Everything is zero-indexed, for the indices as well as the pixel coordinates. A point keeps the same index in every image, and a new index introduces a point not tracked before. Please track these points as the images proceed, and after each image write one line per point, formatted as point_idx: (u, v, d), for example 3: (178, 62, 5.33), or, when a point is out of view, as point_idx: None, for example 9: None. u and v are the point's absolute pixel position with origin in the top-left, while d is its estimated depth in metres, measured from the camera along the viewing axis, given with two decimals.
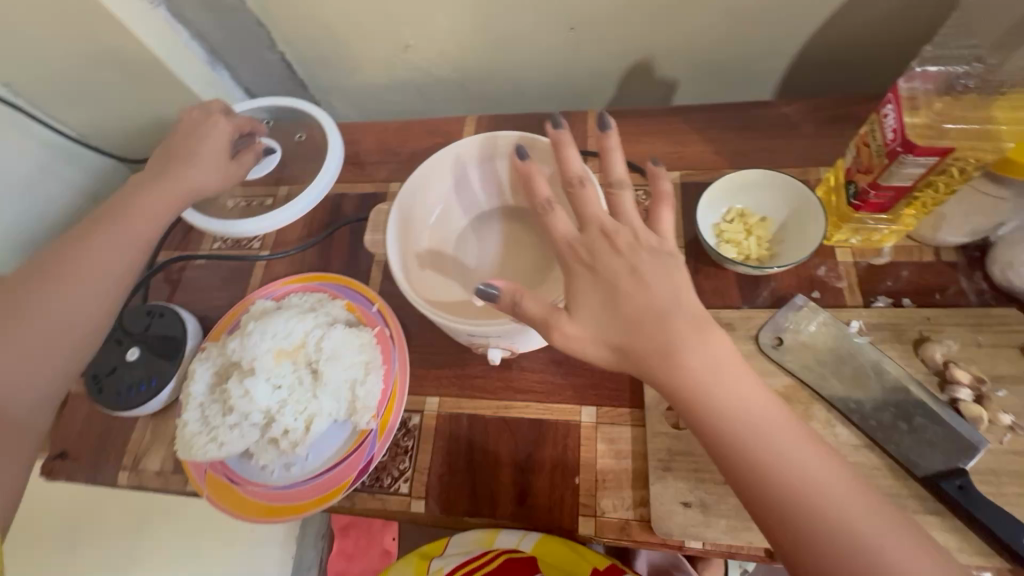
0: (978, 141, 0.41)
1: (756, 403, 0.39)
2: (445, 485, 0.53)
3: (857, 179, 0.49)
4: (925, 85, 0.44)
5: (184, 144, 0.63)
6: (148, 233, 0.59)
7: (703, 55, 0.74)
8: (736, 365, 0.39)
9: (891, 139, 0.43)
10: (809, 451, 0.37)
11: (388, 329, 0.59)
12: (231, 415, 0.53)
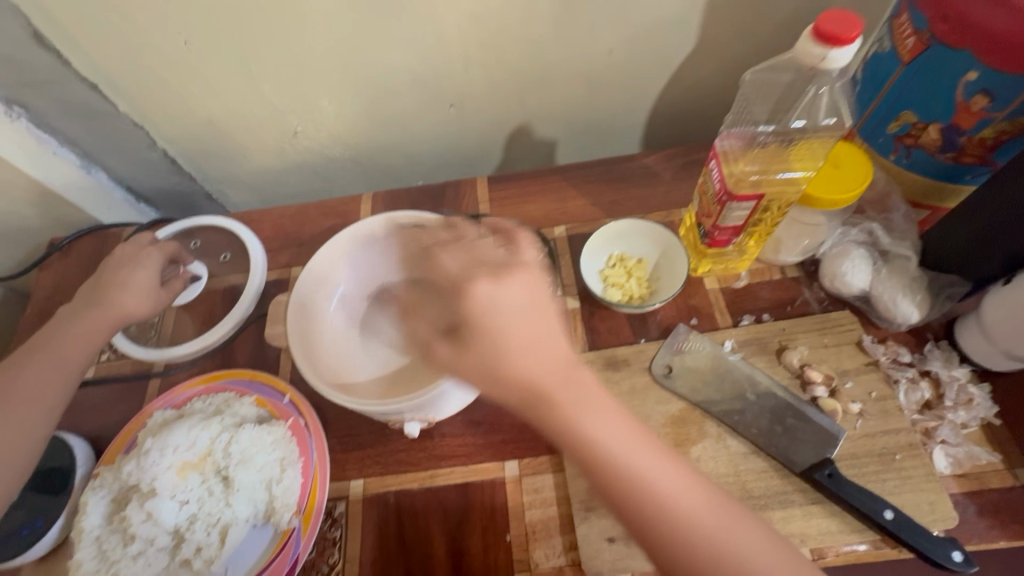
0: (784, 184, 0.50)
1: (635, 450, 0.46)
2: (378, 570, 0.52)
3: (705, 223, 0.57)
4: (736, 142, 0.53)
5: (111, 272, 0.60)
6: (72, 373, 0.55)
7: (574, 118, 0.83)
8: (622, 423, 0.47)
9: (719, 190, 0.51)
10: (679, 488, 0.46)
11: (302, 418, 0.58)
12: (133, 545, 0.49)
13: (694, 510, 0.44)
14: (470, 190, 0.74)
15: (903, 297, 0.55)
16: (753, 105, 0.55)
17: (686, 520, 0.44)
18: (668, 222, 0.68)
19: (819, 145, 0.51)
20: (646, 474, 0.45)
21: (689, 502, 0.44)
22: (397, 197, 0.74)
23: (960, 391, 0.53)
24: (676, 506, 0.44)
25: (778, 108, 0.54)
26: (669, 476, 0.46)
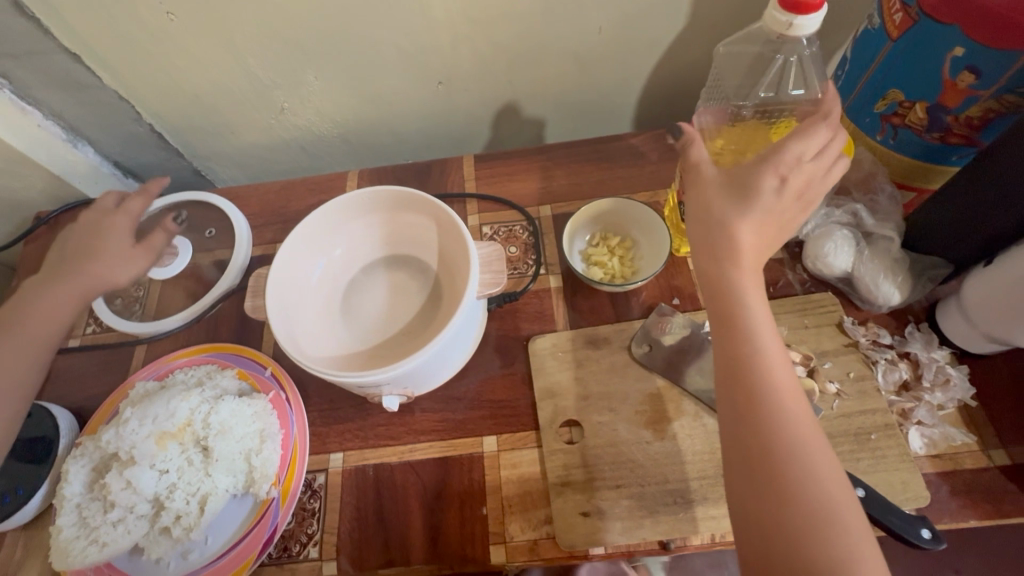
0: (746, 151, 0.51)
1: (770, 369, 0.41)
2: (355, 541, 0.53)
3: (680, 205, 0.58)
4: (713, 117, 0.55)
5: (82, 239, 0.60)
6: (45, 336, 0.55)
7: (564, 97, 0.82)
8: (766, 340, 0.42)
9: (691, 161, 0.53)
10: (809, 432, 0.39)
11: (284, 392, 0.58)
12: (113, 512, 0.50)
13: (800, 416, 0.39)
14: (456, 168, 0.73)
15: (884, 278, 0.55)
16: (725, 78, 0.57)
17: (781, 427, 0.39)
18: (654, 203, 0.68)
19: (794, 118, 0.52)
20: (753, 357, 0.41)
21: (800, 407, 0.40)
22: (383, 175, 0.74)
23: (938, 372, 0.53)
24: (771, 402, 0.40)
25: (743, 83, 0.55)
26: (782, 375, 0.41)
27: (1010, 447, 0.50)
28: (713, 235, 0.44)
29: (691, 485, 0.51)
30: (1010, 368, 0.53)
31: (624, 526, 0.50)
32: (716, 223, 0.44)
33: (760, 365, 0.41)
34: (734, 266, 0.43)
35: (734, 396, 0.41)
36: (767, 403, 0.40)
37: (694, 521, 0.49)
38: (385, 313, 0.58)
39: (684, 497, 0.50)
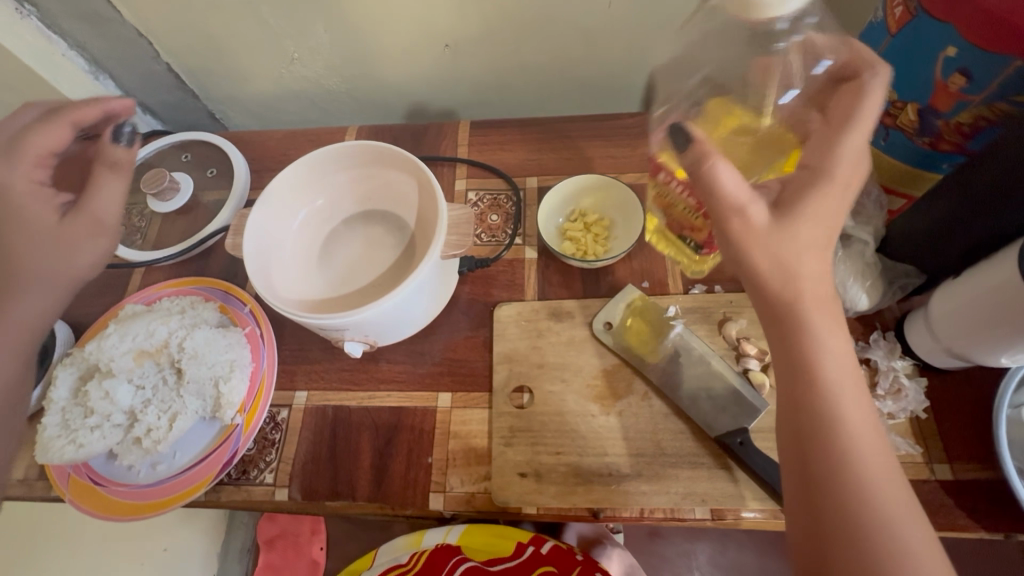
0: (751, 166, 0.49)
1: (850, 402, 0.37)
2: (308, 473, 0.56)
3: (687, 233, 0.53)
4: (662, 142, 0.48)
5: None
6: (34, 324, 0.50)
7: (570, 71, 0.81)
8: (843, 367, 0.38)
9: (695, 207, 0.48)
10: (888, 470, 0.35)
11: (258, 329, 0.62)
12: (91, 418, 0.54)
13: (881, 462, 0.35)
14: (451, 133, 0.74)
15: (853, 281, 0.54)
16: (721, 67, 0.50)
17: (866, 472, 0.35)
18: (640, 185, 0.67)
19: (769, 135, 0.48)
20: (826, 395, 0.37)
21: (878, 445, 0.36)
22: (380, 133, 0.76)
23: (893, 381, 0.53)
24: (849, 442, 0.35)
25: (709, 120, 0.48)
26: (858, 409, 0.37)
27: (953, 462, 0.50)
28: (777, 265, 0.38)
29: (628, 460, 0.52)
30: (970, 385, 0.52)
31: (557, 491, 0.52)
32: (777, 254, 0.38)
33: (834, 404, 0.36)
34: (803, 295, 0.38)
35: (811, 441, 0.36)
36: (852, 434, 0.36)
37: (625, 494, 0.51)
38: (362, 263, 0.60)
39: (619, 471, 0.52)
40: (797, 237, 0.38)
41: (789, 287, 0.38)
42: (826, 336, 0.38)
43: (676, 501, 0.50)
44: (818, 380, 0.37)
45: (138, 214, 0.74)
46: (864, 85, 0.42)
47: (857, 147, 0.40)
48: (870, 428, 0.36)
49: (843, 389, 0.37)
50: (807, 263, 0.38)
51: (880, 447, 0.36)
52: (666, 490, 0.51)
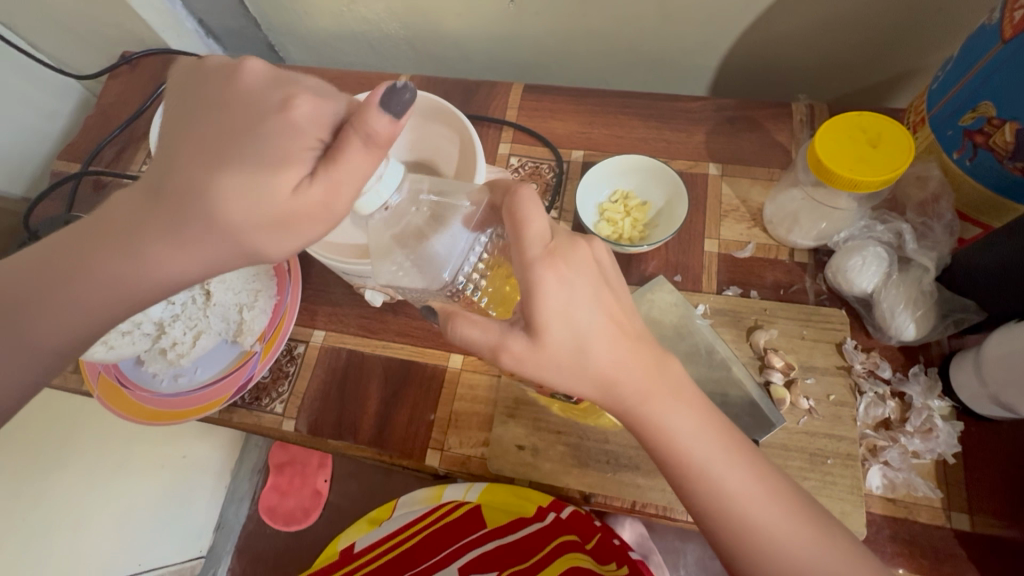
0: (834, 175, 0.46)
1: (703, 457, 0.39)
2: (315, 409, 0.58)
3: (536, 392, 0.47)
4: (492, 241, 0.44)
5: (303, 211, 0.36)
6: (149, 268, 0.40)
7: (638, 44, 0.76)
8: (685, 418, 0.39)
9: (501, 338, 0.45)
10: (761, 505, 0.38)
11: (286, 263, 0.61)
12: (122, 322, 0.57)
13: (749, 504, 0.38)
14: (503, 94, 0.72)
15: (903, 309, 0.50)
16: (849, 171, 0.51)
17: (755, 538, 0.38)
18: (691, 174, 0.64)
19: (851, 143, 0.47)
20: (696, 487, 0.38)
21: (740, 487, 0.38)
22: (431, 85, 0.74)
23: (926, 420, 0.49)
24: (713, 504, 0.38)
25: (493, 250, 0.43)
26: (733, 481, 0.38)
27: (975, 514, 0.47)
28: (605, 389, 0.38)
29: (629, 452, 0.52)
30: (1009, 438, 0.49)
31: (551, 469, 0.52)
32: (598, 382, 0.38)
33: (706, 492, 0.38)
34: (640, 410, 0.38)
35: (702, 526, 0.40)
36: (710, 491, 0.38)
37: (619, 483, 0.51)
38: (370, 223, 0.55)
39: (618, 460, 0.52)
40: (602, 363, 0.37)
41: (625, 406, 0.39)
42: (674, 429, 0.39)
43: (670, 500, 0.50)
44: (688, 475, 0.39)
45: None
46: (517, 197, 0.37)
47: (559, 294, 0.35)
48: (745, 491, 0.38)
49: (709, 469, 0.38)
50: (623, 372, 0.38)
51: (761, 507, 0.38)
52: (662, 487, 0.50)
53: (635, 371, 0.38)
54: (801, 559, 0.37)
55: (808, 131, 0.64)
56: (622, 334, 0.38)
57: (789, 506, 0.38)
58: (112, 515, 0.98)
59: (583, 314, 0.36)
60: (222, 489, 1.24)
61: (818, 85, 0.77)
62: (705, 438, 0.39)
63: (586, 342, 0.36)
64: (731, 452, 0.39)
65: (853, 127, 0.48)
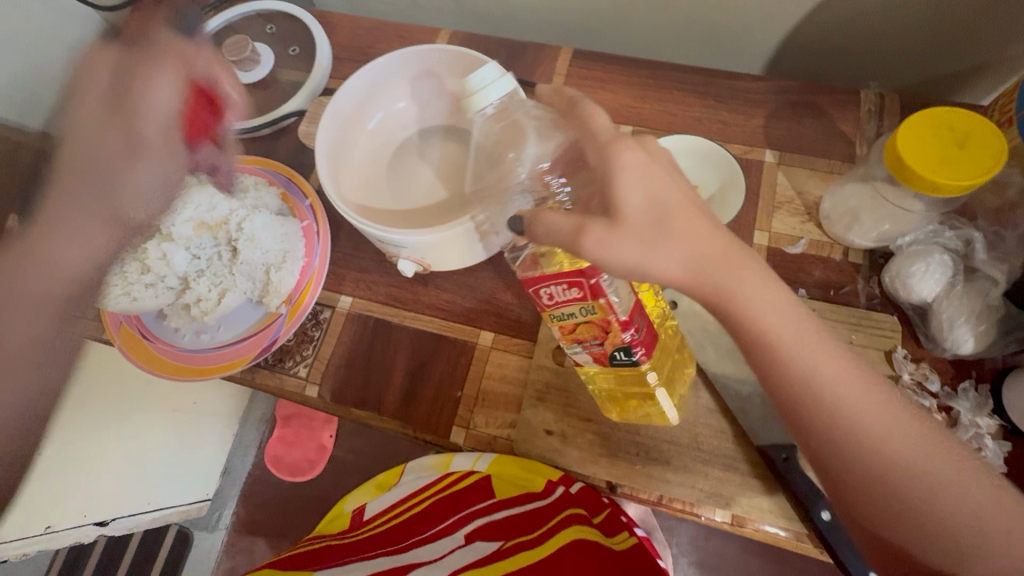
0: (913, 176, 0.43)
1: (791, 334, 0.38)
2: (339, 375, 0.57)
3: (606, 348, 0.43)
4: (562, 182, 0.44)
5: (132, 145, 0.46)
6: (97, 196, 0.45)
7: (698, 13, 0.71)
8: (767, 294, 0.38)
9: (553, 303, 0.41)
10: (849, 382, 0.37)
11: (315, 224, 0.60)
12: (146, 275, 0.55)
13: (837, 376, 0.37)
14: (550, 57, 0.67)
15: (964, 321, 0.48)
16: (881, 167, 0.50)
17: (842, 421, 0.37)
18: (745, 160, 0.60)
19: (936, 143, 0.43)
20: (785, 364, 0.37)
21: (828, 361, 0.38)
22: (474, 43, 0.70)
23: (973, 438, 0.48)
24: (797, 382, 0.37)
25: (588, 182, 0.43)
26: (824, 361, 0.38)
27: None
28: (679, 260, 0.37)
29: (659, 446, 0.50)
30: None
31: (579, 456, 0.51)
32: (673, 258, 0.37)
33: (794, 369, 0.37)
34: (721, 287, 0.37)
35: (791, 415, 0.39)
36: (797, 370, 0.37)
37: (646, 476, 0.50)
38: (432, 182, 0.56)
39: (647, 454, 0.50)
40: (673, 230, 0.37)
41: (705, 286, 0.38)
42: (758, 305, 0.38)
43: (698, 498, 0.49)
44: (773, 353, 0.38)
45: None
46: (590, 120, 0.41)
47: (636, 169, 0.37)
48: (837, 367, 0.38)
49: (794, 346, 0.38)
50: (693, 240, 0.37)
51: (850, 380, 0.38)
52: (692, 484, 0.49)
53: (715, 250, 0.37)
54: (895, 442, 0.37)
55: (875, 122, 0.60)
56: (689, 205, 0.38)
57: (877, 390, 0.38)
58: (125, 453, 1.00)
59: (659, 184, 0.37)
60: (230, 437, 1.25)
61: (886, 73, 0.72)
62: (793, 318, 0.38)
63: (658, 210, 0.37)
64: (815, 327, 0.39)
65: (940, 124, 0.44)
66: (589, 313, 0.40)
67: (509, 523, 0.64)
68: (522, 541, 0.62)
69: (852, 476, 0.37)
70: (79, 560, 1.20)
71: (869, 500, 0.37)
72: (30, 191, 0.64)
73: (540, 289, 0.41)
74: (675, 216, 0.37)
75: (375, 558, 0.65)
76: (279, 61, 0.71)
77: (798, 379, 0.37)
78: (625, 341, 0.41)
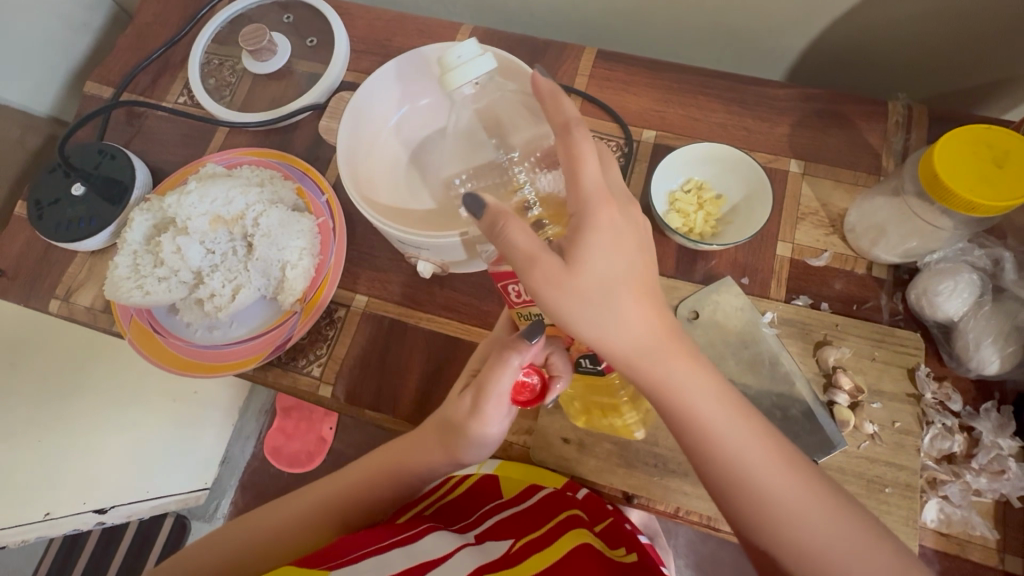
0: (947, 194, 0.42)
1: (724, 420, 0.36)
2: (354, 376, 0.56)
3: (572, 353, 0.43)
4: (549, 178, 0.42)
5: None
6: None
7: (723, 16, 0.69)
8: (694, 372, 0.36)
9: (516, 300, 0.40)
10: (783, 477, 0.35)
11: (331, 221, 0.59)
12: (160, 268, 0.55)
13: (769, 466, 0.35)
14: (573, 57, 0.66)
15: (989, 342, 0.48)
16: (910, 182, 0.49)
17: (775, 516, 0.34)
18: (769, 169, 0.60)
19: (973, 162, 0.42)
20: (718, 460, 0.36)
21: (761, 452, 0.35)
22: (495, 40, 0.68)
23: (994, 459, 0.48)
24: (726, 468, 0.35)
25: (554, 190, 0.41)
26: (754, 449, 0.35)
27: None
28: (623, 348, 0.36)
29: (679, 458, 0.50)
30: None
31: (596, 466, 0.51)
32: (623, 343, 0.35)
33: (727, 466, 0.35)
34: (655, 378, 0.36)
35: (721, 498, 0.37)
36: (722, 455, 0.35)
37: (664, 488, 0.49)
38: (448, 169, 0.51)
39: (666, 465, 0.50)
40: (625, 313, 0.35)
41: (637, 376, 0.37)
42: (696, 399, 0.36)
43: (715, 511, 0.48)
44: (709, 448, 0.36)
45: (230, 69, 0.70)
46: (578, 144, 0.35)
47: (601, 237, 0.34)
48: (779, 472, 0.35)
49: (730, 445, 0.35)
50: (640, 329, 0.35)
51: (789, 481, 0.35)
52: (711, 497, 0.49)
53: (646, 328, 0.36)
54: (838, 551, 0.33)
55: (902, 135, 0.59)
56: (647, 288, 0.36)
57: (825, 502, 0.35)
58: (124, 442, 0.99)
59: (624, 251, 0.35)
60: (228, 426, 1.23)
61: (915, 81, 0.70)
62: (732, 417, 0.36)
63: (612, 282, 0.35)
64: (750, 410, 0.37)
65: (977, 142, 0.43)
66: (552, 319, 0.40)
67: (514, 523, 0.50)
68: (534, 538, 0.47)
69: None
70: (76, 545, 1.19)
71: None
72: (40, 178, 0.63)
73: (507, 287, 0.39)
74: (619, 288, 0.35)
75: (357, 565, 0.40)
76: (296, 53, 0.70)
77: (726, 465, 0.35)
78: (589, 348, 0.40)
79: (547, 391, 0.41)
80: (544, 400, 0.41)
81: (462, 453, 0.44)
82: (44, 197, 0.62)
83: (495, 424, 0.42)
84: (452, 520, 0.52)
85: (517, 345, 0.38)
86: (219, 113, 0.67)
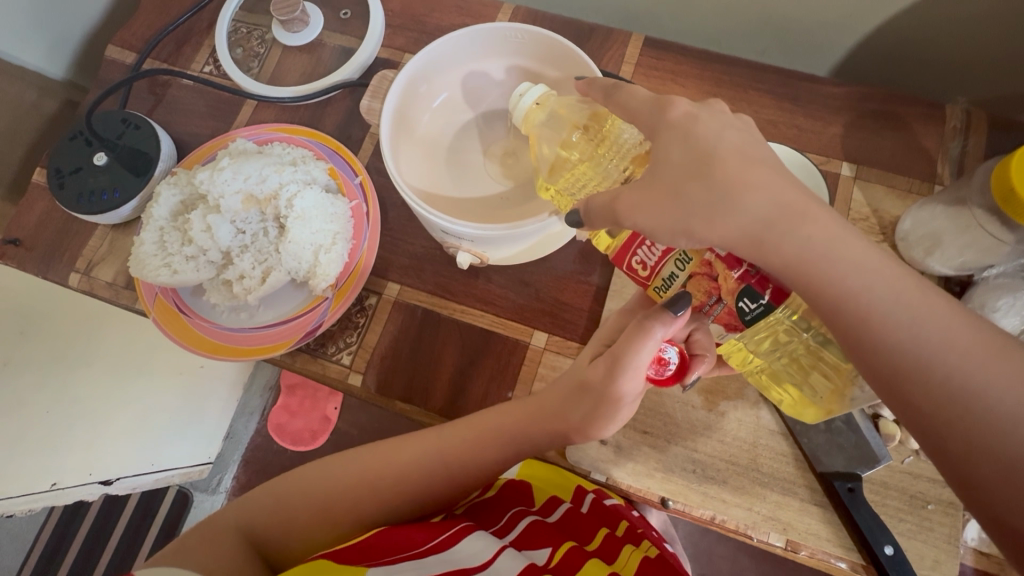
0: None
1: (884, 290, 0.31)
2: (386, 365, 0.55)
3: (729, 306, 0.37)
4: (613, 135, 0.43)
5: None
6: None
7: (773, 10, 0.67)
8: (842, 241, 0.32)
9: (647, 274, 0.41)
10: (970, 352, 0.29)
11: (365, 205, 0.57)
12: (188, 247, 0.53)
13: (948, 341, 0.29)
14: (619, 43, 0.63)
15: None
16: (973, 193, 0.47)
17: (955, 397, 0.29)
18: (821, 170, 0.58)
19: None
20: (880, 337, 0.30)
21: (935, 325, 0.30)
22: (537, 21, 0.65)
23: None
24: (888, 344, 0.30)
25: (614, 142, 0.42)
26: (928, 324, 0.30)
27: None
28: (744, 221, 0.32)
29: (717, 464, 0.49)
30: None
31: (633, 468, 0.50)
32: (742, 225, 0.33)
33: (891, 340, 0.30)
34: (789, 253, 0.32)
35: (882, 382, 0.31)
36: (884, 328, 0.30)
37: (703, 495, 0.48)
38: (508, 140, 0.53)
39: (704, 472, 0.49)
40: (737, 204, 0.32)
41: (769, 260, 0.33)
42: (849, 267, 0.31)
43: (754, 520, 0.47)
44: (868, 321, 0.31)
45: (258, 39, 0.67)
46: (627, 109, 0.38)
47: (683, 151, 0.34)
48: (953, 332, 0.29)
49: (883, 309, 0.30)
50: (765, 196, 0.32)
51: (977, 357, 0.29)
52: (749, 506, 0.48)
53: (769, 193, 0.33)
54: None
55: (960, 142, 0.57)
56: (757, 178, 0.33)
57: (1015, 358, 0.28)
58: (131, 415, 0.98)
59: (704, 135, 0.34)
60: (234, 400, 1.21)
61: (970, 85, 0.68)
62: (892, 285, 0.31)
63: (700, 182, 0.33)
64: (917, 282, 0.31)
65: None
66: (687, 264, 0.38)
67: (552, 530, 0.47)
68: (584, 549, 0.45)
69: (978, 469, 0.28)
70: (80, 514, 1.19)
71: (998, 497, 0.28)
72: (59, 145, 0.61)
73: (632, 262, 0.41)
74: (730, 163, 0.33)
75: (393, 569, 0.39)
76: (329, 26, 0.67)
77: (891, 340, 0.30)
78: (741, 284, 0.36)
79: (689, 367, 0.42)
80: (682, 380, 0.43)
81: (590, 420, 0.42)
82: (65, 165, 0.60)
83: (627, 398, 0.40)
84: (486, 519, 0.49)
85: (662, 318, 0.38)
86: (247, 87, 0.64)
